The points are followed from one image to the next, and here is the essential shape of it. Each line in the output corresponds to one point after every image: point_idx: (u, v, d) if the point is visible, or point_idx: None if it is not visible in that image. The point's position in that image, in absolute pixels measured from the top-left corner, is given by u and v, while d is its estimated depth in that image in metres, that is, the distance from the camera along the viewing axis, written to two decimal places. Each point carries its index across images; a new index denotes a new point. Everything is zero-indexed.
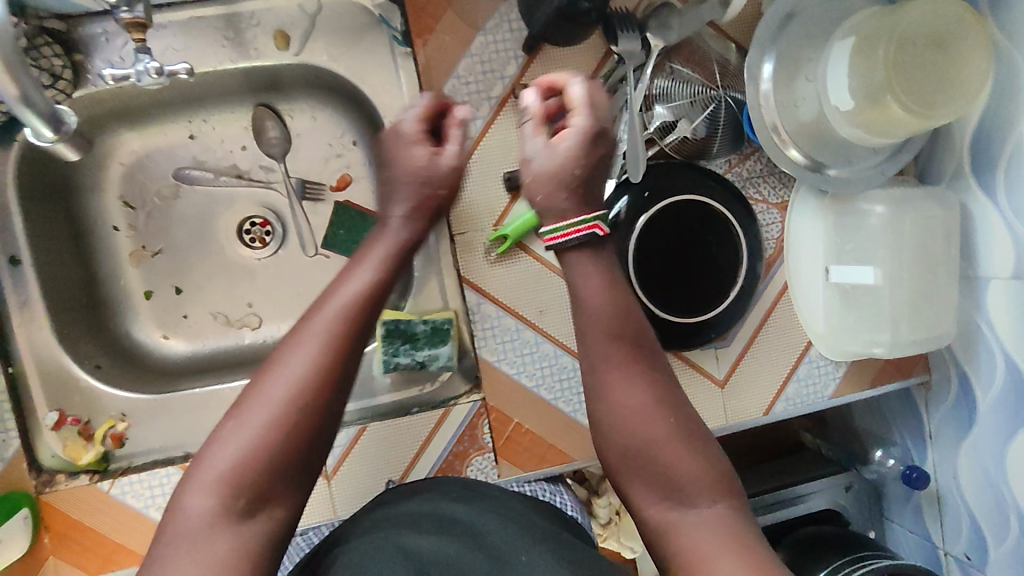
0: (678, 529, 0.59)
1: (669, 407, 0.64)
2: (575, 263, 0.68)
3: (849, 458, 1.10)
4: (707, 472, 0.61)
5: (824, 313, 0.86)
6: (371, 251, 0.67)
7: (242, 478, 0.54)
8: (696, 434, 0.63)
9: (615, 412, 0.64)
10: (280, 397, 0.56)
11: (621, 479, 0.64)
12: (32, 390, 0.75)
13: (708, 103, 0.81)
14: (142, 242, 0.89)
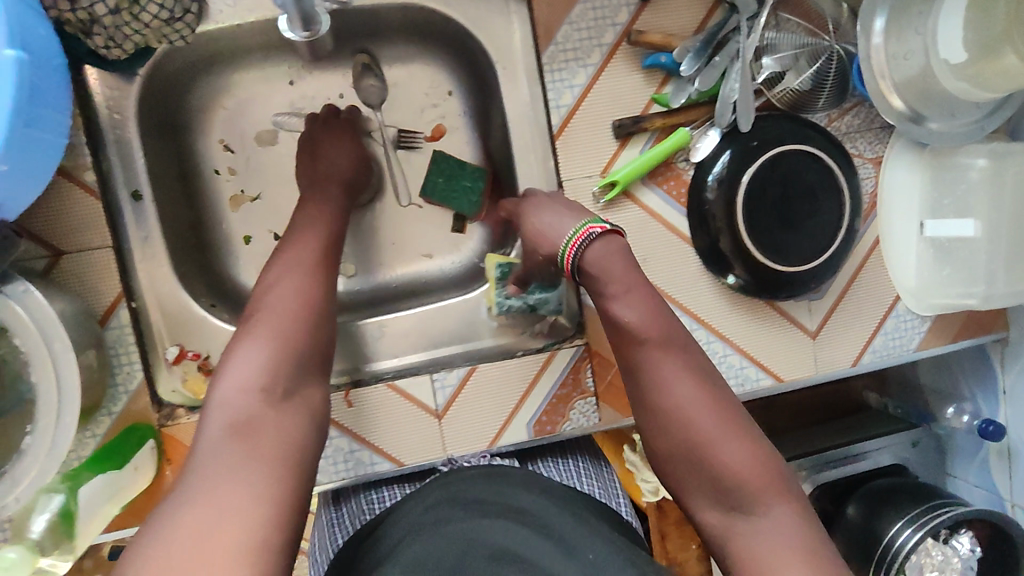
0: (738, 530, 0.57)
1: (715, 403, 0.62)
2: (598, 257, 0.69)
3: (920, 414, 1.11)
4: (761, 469, 0.58)
5: (916, 267, 0.89)
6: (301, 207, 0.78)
7: (270, 381, 0.59)
8: (748, 431, 0.61)
9: (666, 408, 0.62)
10: (288, 311, 0.64)
11: (676, 483, 0.62)
12: (154, 325, 0.76)
13: (817, 56, 0.81)
14: (241, 186, 0.88)
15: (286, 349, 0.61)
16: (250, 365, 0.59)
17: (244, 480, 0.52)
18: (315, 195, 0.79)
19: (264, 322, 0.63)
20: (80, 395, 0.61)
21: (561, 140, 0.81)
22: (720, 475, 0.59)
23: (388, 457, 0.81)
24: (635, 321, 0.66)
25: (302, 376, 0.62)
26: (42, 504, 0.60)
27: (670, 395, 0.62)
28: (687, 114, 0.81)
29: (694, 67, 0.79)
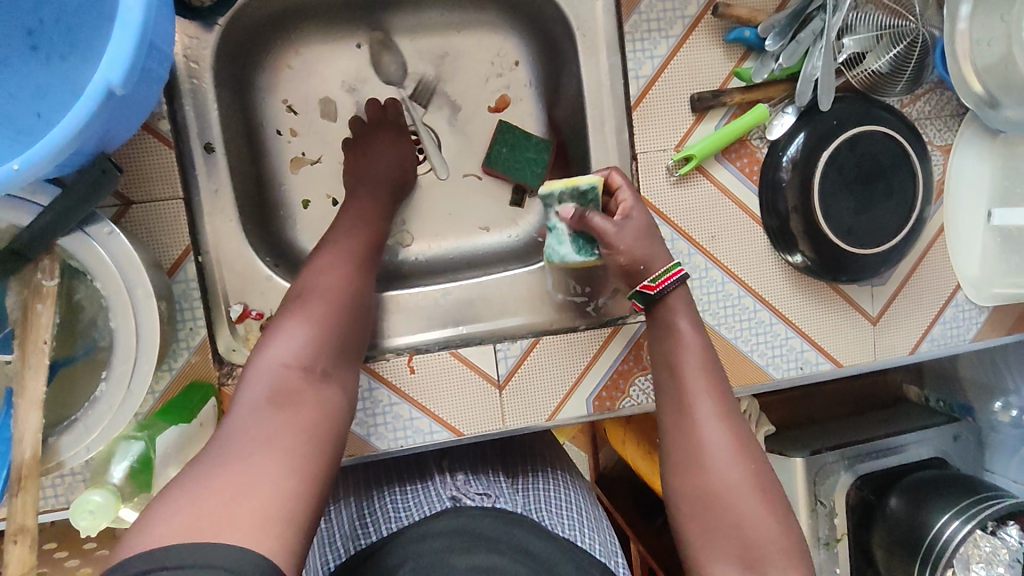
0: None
1: (753, 459, 0.61)
2: (669, 310, 0.69)
3: (963, 407, 1.08)
4: (785, 540, 0.57)
5: (980, 256, 0.89)
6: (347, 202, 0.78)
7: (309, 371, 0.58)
8: (767, 484, 0.60)
9: (697, 443, 0.62)
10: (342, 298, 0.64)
11: (693, 536, 0.60)
12: (218, 280, 0.74)
13: (898, 41, 0.79)
14: (303, 148, 0.86)
15: (323, 343, 0.60)
16: (294, 344, 0.58)
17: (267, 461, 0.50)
18: (361, 192, 0.79)
19: (305, 306, 0.62)
20: (158, 346, 0.58)
21: (638, 112, 0.79)
22: (746, 535, 0.57)
23: (447, 427, 0.79)
24: (692, 359, 0.66)
25: (334, 364, 0.61)
26: (122, 451, 0.60)
27: (709, 442, 0.61)
28: (766, 91, 0.80)
29: (778, 44, 0.77)
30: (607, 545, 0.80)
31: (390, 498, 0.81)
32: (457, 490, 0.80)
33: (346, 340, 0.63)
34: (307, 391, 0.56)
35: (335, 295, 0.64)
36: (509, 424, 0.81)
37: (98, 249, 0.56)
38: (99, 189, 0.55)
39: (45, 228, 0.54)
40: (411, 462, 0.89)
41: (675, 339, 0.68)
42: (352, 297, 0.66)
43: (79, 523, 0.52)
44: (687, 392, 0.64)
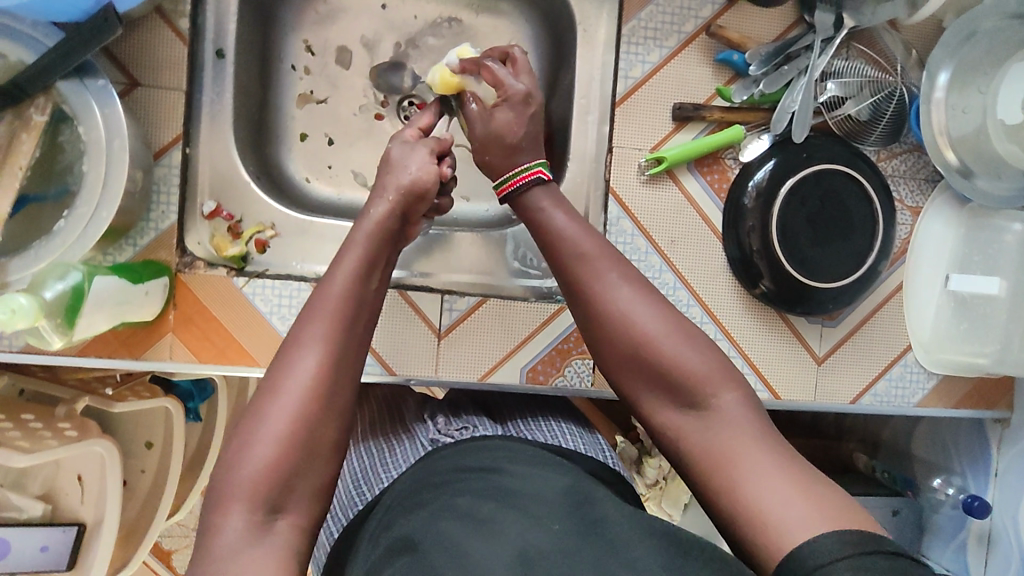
0: (708, 434, 0.56)
1: (664, 303, 0.61)
2: (534, 201, 0.68)
3: (906, 480, 1.08)
4: (715, 367, 0.58)
5: (933, 322, 0.90)
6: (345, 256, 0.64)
7: (272, 485, 0.54)
8: (689, 330, 0.60)
9: (611, 313, 0.61)
10: (295, 398, 0.56)
11: (635, 393, 0.61)
12: (199, 176, 0.80)
13: (880, 90, 0.84)
14: (312, 87, 0.93)
15: (288, 451, 0.55)
16: (256, 457, 0.54)
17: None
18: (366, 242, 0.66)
19: (270, 417, 0.56)
20: (121, 201, 0.64)
21: (621, 108, 0.84)
22: (678, 377, 0.58)
23: (381, 362, 0.82)
24: (568, 228, 0.65)
25: (299, 468, 0.56)
26: (59, 273, 0.59)
27: (618, 305, 0.61)
28: (744, 114, 0.85)
29: (761, 70, 0.83)
30: (591, 442, 0.80)
31: (380, 452, 0.78)
32: (436, 431, 0.77)
33: (323, 440, 0.57)
34: (259, 544, 0.52)
35: (295, 419, 0.56)
36: (440, 374, 0.83)
37: (89, 97, 0.63)
38: (99, 36, 0.62)
39: (48, 65, 0.60)
40: (390, 407, 0.86)
41: (548, 232, 0.66)
42: (323, 404, 0.57)
43: None
44: (588, 270, 0.63)
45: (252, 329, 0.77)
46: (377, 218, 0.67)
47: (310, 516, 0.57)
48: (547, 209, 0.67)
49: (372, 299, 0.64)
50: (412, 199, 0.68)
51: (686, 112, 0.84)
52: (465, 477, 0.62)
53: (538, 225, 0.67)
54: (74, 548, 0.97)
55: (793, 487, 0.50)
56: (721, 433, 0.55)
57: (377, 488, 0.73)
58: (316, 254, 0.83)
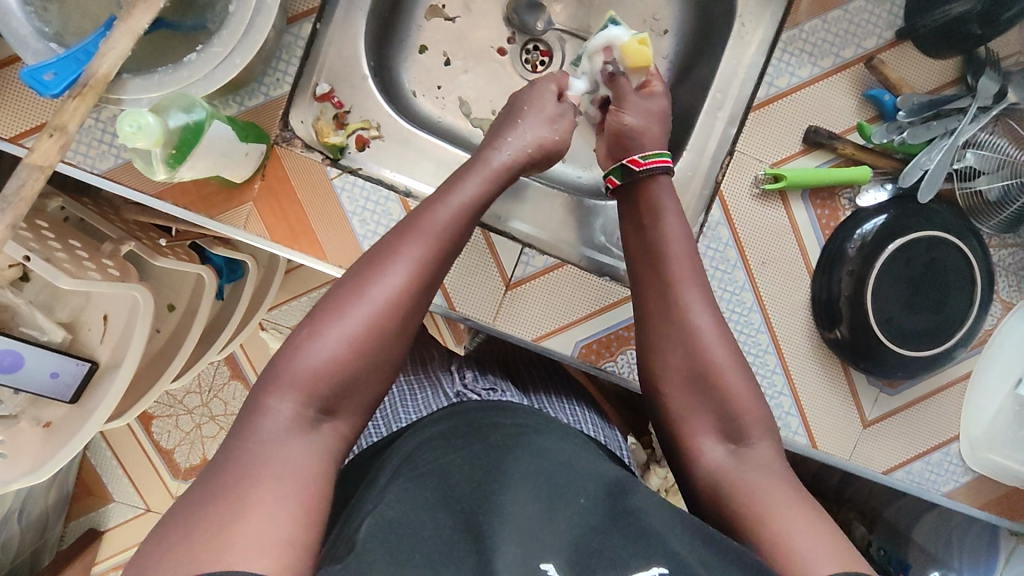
0: (739, 469, 0.58)
1: (730, 337, 0.63)
2: (660, 186, 0.71)
3: (899, 563, 1.07)
4: (761, 412, 0.61)
5: (989, 420, 0.88)
6: (461, 182, 0.64)
7: (332, 383, 0.53)
8: (744, 366, 0.63)
9: (686, 325, 0.63)
10: (383, 303, 0.55)
11: (680, 409, 0.62)
12: (321, 56, 0.78)
13: (1017, 175, 0.81)
14: (445, 2, 0.90)
15: (362, 353, 0.54)
16: (327, 348, 0.53)
17: (286, 495, 0.47)
18: (473, 178, 0.65)
19: (346, 319, 0.54)
20: (254, 53, 0.62)
21: (756, 113, 0.82)
22: (728, 405, 0.60)
23: (444, 294, 0.81)
24: (676, 232, 0.68)
25: (360, 379, 0.54)
26: (184, 105, 0.58)
27: (693, 325, 0.63)
28: (875, 157, 0.82)
29: (909, 118, 0.80)
30: (611, 435, 0.80)
31: (402, 392, 0.76)
32: (463, 385, 0.75)
33: (392, 358, 0.56)
34: (294, 443, 0.51)
35: (377, 324, 0.55)
36: (497, 323, 0.82)
37: None
38: None
39: None
40: (417, 351, 0.85)
41: (661, 224, 0.69)
42: (402, 324, 0.56)
43: (120, 130, 0.52)
44: (671, 280, 0.65)
45: (332, 224, 0.75)
46: (498, 165, 0.67)
47: (361, 419, 0.56)
48: (667, 200, 0.70)
49: (469, 232, 0.63)
50: (540, 150, 0.71)
51: (814, 129, 0.81)
52: (494, 429, 0.61)
53: (646, 222, 0.70)
54: (83, 383, 0.95)
55: (815, 532, 0.51)
56: (759, 471, 0.57)
57: (395, 425, 0.71)
58: (411, 168, 0.81)
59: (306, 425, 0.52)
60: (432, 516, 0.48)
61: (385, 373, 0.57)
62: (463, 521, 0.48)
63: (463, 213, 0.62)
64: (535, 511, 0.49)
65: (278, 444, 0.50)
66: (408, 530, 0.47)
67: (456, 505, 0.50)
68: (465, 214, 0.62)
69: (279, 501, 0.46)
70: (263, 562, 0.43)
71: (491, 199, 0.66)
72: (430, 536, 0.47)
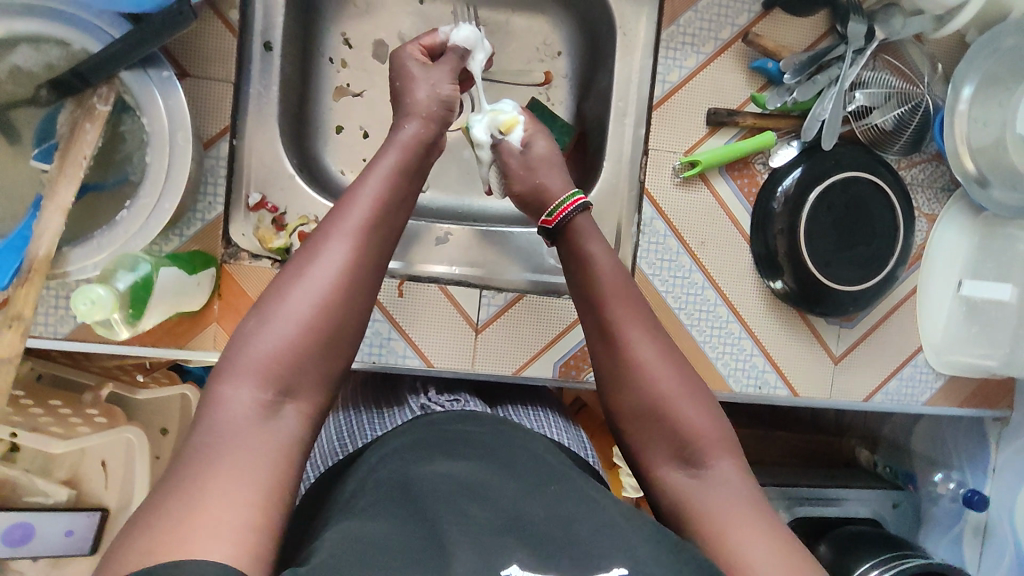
0: (703, 493, 0.56)
1: (679, 363, 0.61)
2: (583, 225, 0.68)
3: (907, 475, 1.13)
4: (720, 433, 0.59)
5: (945, 324, 0.94)
6: (381, 157, 0.64)
7: (284, 371, 0.51)
8: (698, 391, 0.61)
9: (629, 362, 0.61)
10: (328, 283, 0.53)
11: (637, 444, 0.61)
12: (243, 169, 0.80)
13: (906, 102, 0.87)
14: (349, 80, 0.92)
15: (313, 335, 0.52)
16: (271, 337, 0.51)
17: (240, 491, 0.44)
18: (390, 149, 0.64)
19: (289, 303, 0.52)
20: (182, 193, 0.65)
21: (659, 112, 0.87)
22: (682, 433, 0.58)
23: (420, 355, 0.84)
24: (606, 268, 0.65)
25: (314, 364, 0.52)
26: (128, 264, 0.60)
27: (637, 355, 0.61)
28: (776, 121, 0.87)
29: (795, 79, 0.85)
30: (576, 438, 0.79)
31: (365, 416, 0.76)
32: (427, 399, 0.76)
33: (343, 333, 0.54)
34: (261, 429, 0.48)
35: (322, 304, 0.53)
36: (477, 366, 0.85)
37: (153, 88, 0.62)
38: (171, 26, 0.61)
39: (112, 54, 0.59)
40: (386, 381, 0.85)
41: (586, 263, 0.66)
42: (350, 299, 0.54)
43: (76, 309, 0.55)
44: (608, 319, 0.63)
45: None
46: (411, 133, 0.67)
47: (321, 394, 0.53)
48: (589, 239, 0.67)
49: (405, 197, 0.62)
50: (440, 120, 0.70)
51: (713, 109, 0.87)
52: (459, 441, 0.61)
53: (568, 262, 0.67)
54: (98, 532, 0.96)
55: (772, 546, 0.50)
56: (719, 496, 0.55)
57: (359, 442, 0.71)
58: None
59: (264, 410, 0.49)
60: (398, 527, 0.47)
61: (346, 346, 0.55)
62: (424, 530, 0.47)
63: (389, 183, 0.61)
64: (472, 511, 0.49)
65: (236, 433, 0.47)
66: (373, 535, 0.46)
67: (413, 510, 0.50)
68: (388, 187, 0.61)
69: (232, 492, 0.44)
70: (215, 544, 0.41)
71: (416, 167, 0.65)
72: (389, 540, 0.46)
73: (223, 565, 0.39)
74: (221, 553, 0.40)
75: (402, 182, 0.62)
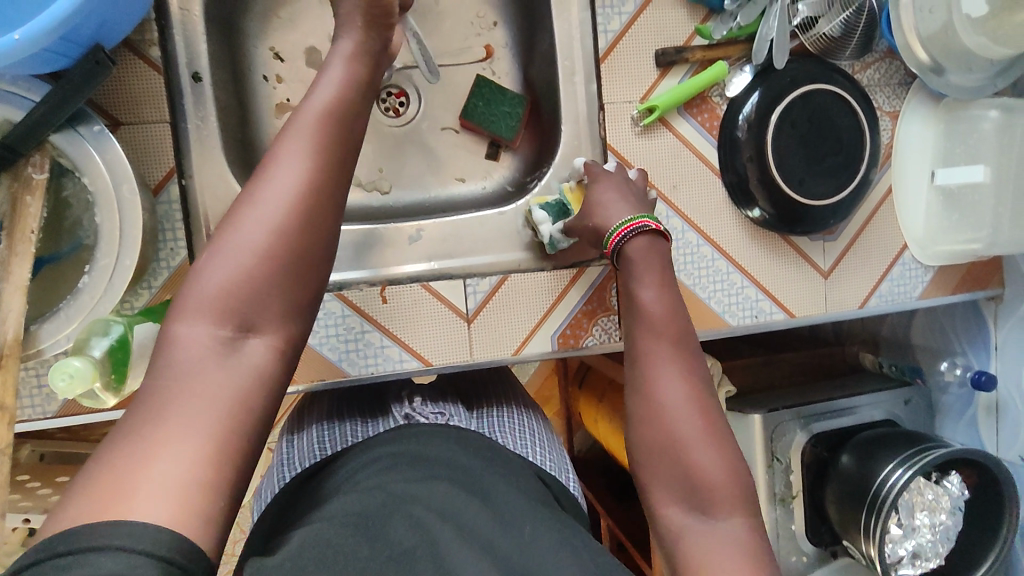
0: (703, 542, 0.53)
1: (708, 409, 0.57)
2: (635, 251, 0.65)
3: (913, 370, 1.13)
4: (735, 485, 0.55)
5: (926, 216, 0.95)
6: (333, 61, 0.59)
7: (239, 302, 0.48)
8: (723, 439, 0.56)
9: (653, 395, 0.58)
10: (278, 213, 0.50)
11: (643, 475, 0.58)
12: (199, 207, 0.78)
13: (849, 5, 0.85)
14: (288, 94, 0.89)
15: (271, 268, 0.49)
16: (223, 270, 0.48)
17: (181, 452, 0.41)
18: (343, 53, 0.59)
19: (241, 234, 0.49)
20: (140, 247, 0.62)
21: (607, 63, 0.85)
22: (694, 478, 0.55)
23: (416, 356, 0.83)
24: (649, 301, 0.61)
25: (275, 297, 0.49)
26: (101, 329, 0.59)
27: (658, 393, 0.58)
28: (725, 50, 0.85)
29: (736, 3, 0.84)
30: (558, 462, 0.78)
31: (347, 424, 0.78)
32: (411, 408, 0.75)
33: (308, 259, 0.51)
34: (221, 366, 0.46)
35: (279, 231, 0.50)
36: (476, 354, 0.85)
37: (87, 146, 0.60)
38: (93, 81, 0.58)
39: (39, 118, 0.57)
40: (374, 394, 0.87)
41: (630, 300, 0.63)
42: (311, 225, 0.51)
43: (56, 387, 0.53)
44: (640, 352, 0.60)
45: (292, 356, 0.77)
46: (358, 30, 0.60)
47: (288, 324, 0.50)
48: (642, 270, 0.63)
49: (362, 109, 0.57)
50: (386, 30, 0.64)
51: (661, 49, 0.85)
52: (449, 467, 0.60)
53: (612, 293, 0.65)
54: None
55: None
56: (718, 550, 0.52)
57: (339, 447, 0.74)
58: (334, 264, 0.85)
59: (224, 346, 0.47)
60: (361, 539, 0.46)
61: (313, 275, 0.52)
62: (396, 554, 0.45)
63: (341, 94, 0.56)
64: (444, 536, 0.48)
65: (191, 373, 0.45)
66: (339, 544, 0.45)
67: (371, 526, 0.48)
68: (340, 102, 0.56)
69: (177, 448, 0.41)
70: (154, 508, 0.39)
71: (371, 70, 0.60)
72: (353, 555, 0.45)
73: (162, 530, 0.38)
74: (158, 517, 0.38)
75: (356, 89, 0.57)
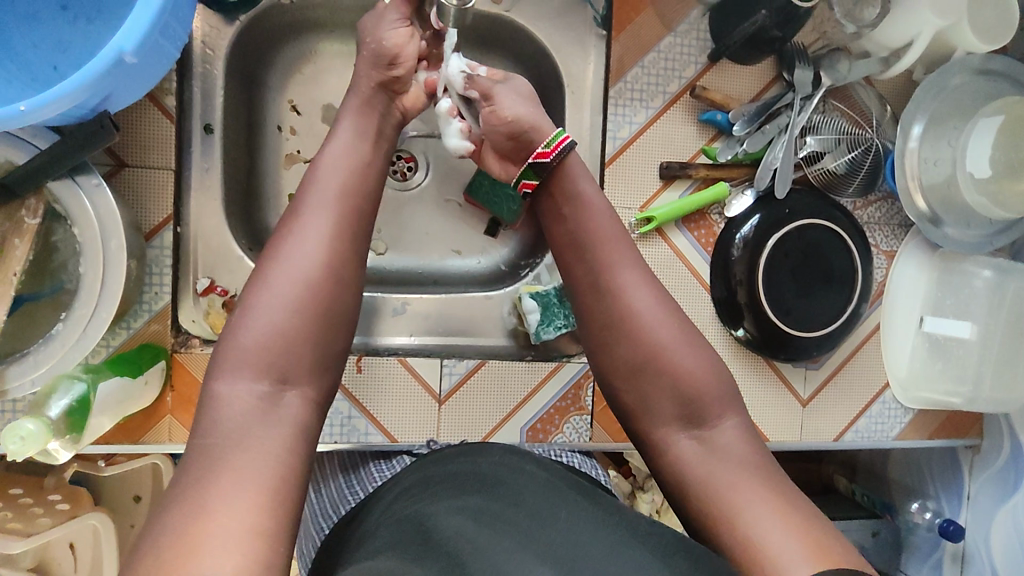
0: (708, 456, 0.59)
1: (671, 310, 0.64)
2: (575, 166, 0.69)
3: (885, 504, 1.13)
4: (715, 383, 0.62)
5: (910, 359, 0.94)
6: (344, 118, 0.68)
7: (274, 353, 0.55)
8: (695, 340, 0.64)
9: (627, 312, 0.63)
10: (306, 264, 0.58)
11: (635, 404, 0.63)
12: (191, 253, 0.79)
13: (856, 146, 0.87)
14: (298, 147, 0.90)
15: (307, 312, 0.56)
16: (265, 316, 0.55)
17: (238, 508, 0.46)
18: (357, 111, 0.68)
19: (274, 288, 0.56)
20: (120, 300, 0.64)
21: (611, 167, 0.86)
22: (682, 390, 0.61)
23: (382, 431, 0.83)
24: (602, 213, 0.67)
25: (312, 339, 0.56)
26: (65, 385, 0.60)
27: (630, 305, 0.63)
28: (729, 171, 0.87)
29: (745, 130, 0.85)
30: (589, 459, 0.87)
31: (364, 470, 0.79)
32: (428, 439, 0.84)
33: (338, 307, 0.59)
34: (266, 422, 0.52)
35: (310, 281, 0.57)
36: (442, 435, 0.84)
37: (84, 195, 0.62)
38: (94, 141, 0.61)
39: (38, 166, 0.59)
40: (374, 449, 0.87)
41: (588, 208, 0.67)
42: (338, 277, 0.59)
43: (8, 448, 0.55)
44: (603, 265, 0.65)
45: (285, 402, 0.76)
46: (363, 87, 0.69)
47: (318, 377, 0.57)
48: (582, 182, 0.68)
49: (373, 164, 0.66)
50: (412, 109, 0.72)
51: (666, 163, 0.86)
52: (461, 474, 0.56)
53: (563, 209, 0.68)
54: None
55: (786, 520, 0.52)
56: (723, 458, 0.58)
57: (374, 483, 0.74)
58: None
59: (264, 398, 0.53)
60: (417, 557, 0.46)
61: (339, 331, 0.59)
62: (444, 553, 0.46)
63: (352, 151, 0.66)
64: (485, 540, 0.47)
65: (242, 428, 0.51)
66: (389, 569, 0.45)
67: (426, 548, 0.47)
68: (352, 157, 0.65)
69: (239, 495, 0.47)
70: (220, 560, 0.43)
71: (383, 136, 0.69)
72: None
73: None
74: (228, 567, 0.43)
75: (366, 145, 0.67)
